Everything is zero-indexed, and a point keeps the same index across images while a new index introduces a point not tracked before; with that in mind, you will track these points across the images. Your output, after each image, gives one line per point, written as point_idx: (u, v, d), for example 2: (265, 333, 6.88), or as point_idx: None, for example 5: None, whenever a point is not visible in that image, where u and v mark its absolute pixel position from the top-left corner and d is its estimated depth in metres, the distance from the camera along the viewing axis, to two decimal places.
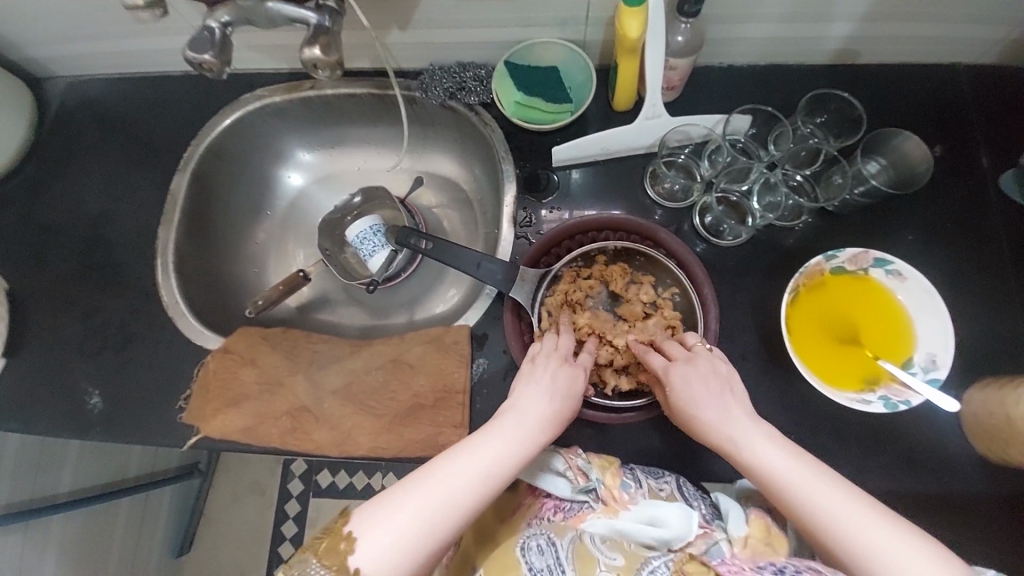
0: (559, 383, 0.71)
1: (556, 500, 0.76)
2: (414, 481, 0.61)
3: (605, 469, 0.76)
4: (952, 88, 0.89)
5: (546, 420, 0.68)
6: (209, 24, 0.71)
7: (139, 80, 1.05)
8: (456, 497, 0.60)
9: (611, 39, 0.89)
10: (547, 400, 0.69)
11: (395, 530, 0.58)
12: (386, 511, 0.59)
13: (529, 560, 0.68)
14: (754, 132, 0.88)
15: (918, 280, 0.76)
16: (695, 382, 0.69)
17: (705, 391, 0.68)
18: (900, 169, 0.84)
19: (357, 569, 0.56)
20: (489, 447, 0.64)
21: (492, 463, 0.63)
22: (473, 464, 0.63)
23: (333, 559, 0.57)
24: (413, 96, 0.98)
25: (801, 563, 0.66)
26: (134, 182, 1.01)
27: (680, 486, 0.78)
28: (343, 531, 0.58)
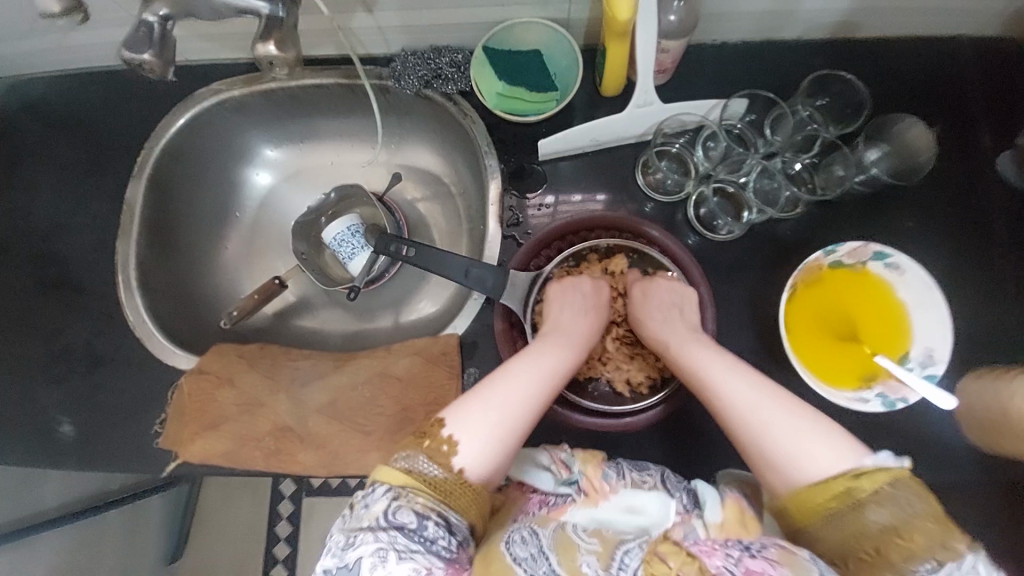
0: (591, 298, 0.79)
1: (541, 495, 0.70)
2: (490, 385, 0.64)
3: (587, 461, 0.72)
4: (957, 62, 0.84)
5: (593, 331, 0.76)
6: (146, 18, 0.61)
7: (81, 76, 0.96)
8: (530, 388, 0.65)
9: (597, 17, 0.82)
10: (586, 312, 0.77)
11: (487, 425, 0.61)
12: (473, 411, 0.62)
13: (512, 550, 0.57)
14: (751, 118, 0.83)
15: (917, 274, 0.73)
16: (652, 296, 0.77)
17: (661, 303, 0.76)
18: (904, 158, 0.80)
19: (462, 469, 0.58)
20: (551, 350, 0.70)
21: (559, 362, 0.69)
22: (543, 364, 0.68)
23: (439, 458, 0.58)
24: (385, 85, 0.90)
25: (769, 541, 0.57)
26: (87, 189, 0.93)
27: (665, 477, 0.73)
28: (442, 434, 0.59)
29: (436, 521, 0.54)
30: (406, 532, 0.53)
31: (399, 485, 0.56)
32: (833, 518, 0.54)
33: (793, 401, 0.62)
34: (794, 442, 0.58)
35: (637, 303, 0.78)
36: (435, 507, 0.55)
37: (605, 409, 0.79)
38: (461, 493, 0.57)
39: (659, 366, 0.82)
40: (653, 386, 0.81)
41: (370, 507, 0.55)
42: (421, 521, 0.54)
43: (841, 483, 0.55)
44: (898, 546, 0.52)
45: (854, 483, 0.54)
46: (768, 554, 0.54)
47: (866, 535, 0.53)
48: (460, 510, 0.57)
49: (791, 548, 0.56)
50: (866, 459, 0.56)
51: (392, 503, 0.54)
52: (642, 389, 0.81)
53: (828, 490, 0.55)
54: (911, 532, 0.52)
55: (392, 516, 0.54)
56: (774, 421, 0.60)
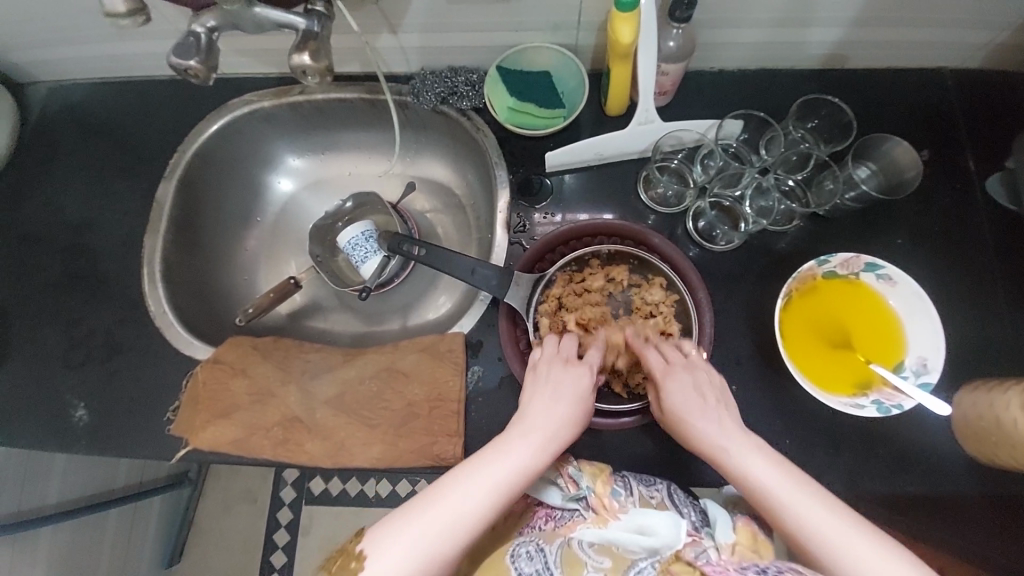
0: (563, 387, 0.70)
1: (547, 508, 0.74)
2: (428, 497, 0.59)
3: (596, 477, 0.75)
4: (940, 92, 0.90)
5: (570, 430, 0.67)
6: (195, 29, 0.68)
7: (124, 85, 1.03)
8: (471, 505, 0.59)
9: (603, 43, 0.89)
10: (558, 402, 0.69)
11: (407, 544, 0.56)
12: (397, 528, 0.57)
13: (518, 566, 0.66)
14: (745, 137, 0.89)
15: (908, 284, 0.76)
16: (689, 394, 0.69)
17: (690, 401, 0.68)
18: (890, 174, 0.85)
19: None
20: (510, 454, 0.63)
21: (515, 471, 0.62)
22: (491, 475, 0.61)
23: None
24: (404, 101, 0.97)
25: (784, 564, 0.59)
26: (120, 188, 0.99)
27: (671, 493, 0.76)
28: (356, 550, 0.56)
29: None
30: None
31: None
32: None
33: (883, 535, 0.56)
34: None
35: (673, 399, 0.69)
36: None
37: (604, 408, 0.82)
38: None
39: None
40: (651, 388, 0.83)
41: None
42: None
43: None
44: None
45: None
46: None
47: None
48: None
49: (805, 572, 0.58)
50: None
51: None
52: (641, 389, 0.83)
53: None
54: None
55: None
56: (855, 563, 0.54)
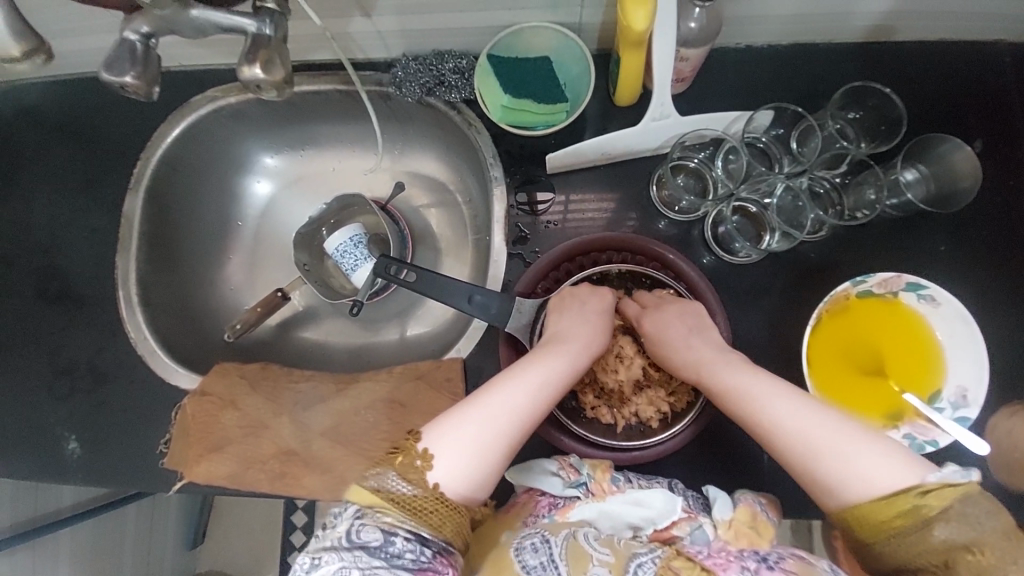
0: (592, 303, 0.73)
1: (549, 497, 0.70)
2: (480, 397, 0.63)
3: (597, 464, 0.71)
4: (1002, 69, 0.77)
5: (602, 342, 0.72)
6: (128, 37, 0.58)
7: (74, 83, 0.92)
8: (518, 402, 0.63)
9: (610, 21, 0.76)
10: (588, 316, 0.73)
11: (466, 437, 0.61)
12: (452, 426, 0.61)
13: (523, 559, 0.61)
14: (778, 132, 0.77)
15: (954, 307, 0.69)
16: (665, 322, 0.72)
17: (675, 330, 0.71)
18: (942, 181, 0.75)
19: (437, 484, 0.58)
20: (549, 359, 0.67)
21: (549, 371, 0.66)
22: (531, 377, 0.65)
23: (411, 475, 0.58)
24: (385, 92, 0.85)
25: (786, 551, 0.62)
26: (84, 202, 0.91)
27: (672, 484, 0.74)
28: (417, 449, 0.59)
29: (404, 536, 0.55)
30: (370, 551, 0.54)
31: (366, 504, 0.56)
32: (899, 535, 0.53)
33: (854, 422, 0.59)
34: (857, 466, 0.55)
35: (655, 330, 0.72)
36: (405, 523, 0.55)
37: (612, 443, 0.75)
38: (437, 510, 0.57)
39: (671, 399, 0.78)
40: (664, 420, 0.77)
41: (336, 527, 0.56)
42: (387, 538, 0.54)
43: (907, 500, 0.53)
44: (970, 561, 0.51)
45: (920, 501, 0.53)
46: (784, 565, 0.59)
47: (932, 550, 0.52)
48: (433, 528, 0.56)
49: (811, 559, 0.61)
50: (932, 475, 0.54)
51: (356, 522, 0.55)
52: (653, 423, 0.77)
53: (892, 514, 0.53)
54: (984, 546, 0.51)
55: (356, 535, 0.55)
56: (837, 452, 0.57)
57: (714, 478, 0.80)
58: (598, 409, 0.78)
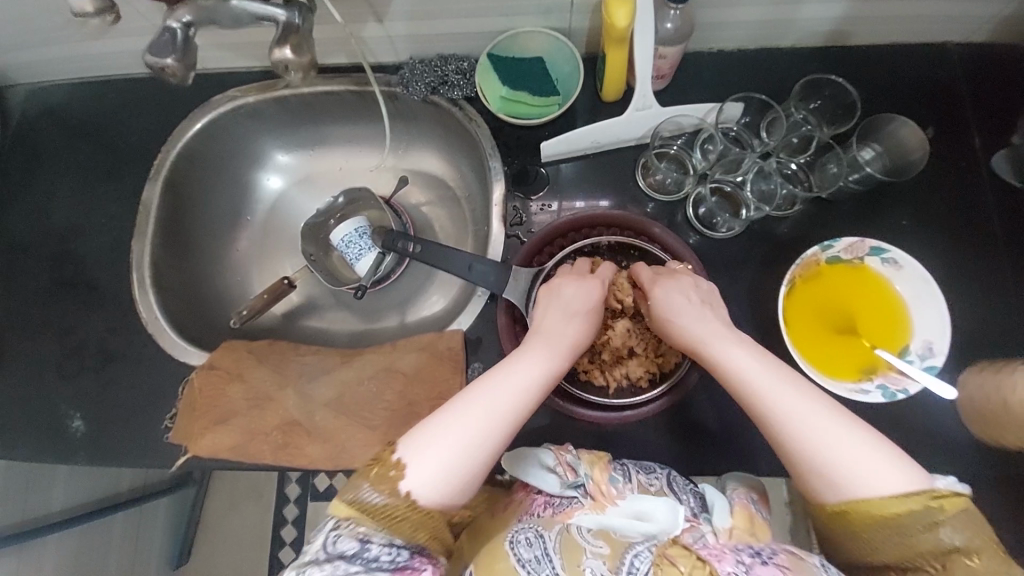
0: (578, 300, 0.70)
1: (545, 496, 0.73)
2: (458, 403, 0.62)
3: (594, 464, 0.74)
4: (943, 68, 0.87)
5: (585, 340, 0.70)
6: (170, 25, 0.65)
7: (102, 84, 0.99)
8: (498, 410, 0.61)
9: (597, 26, 0.86)
10: (573, 314, 0.70)
11: (443, 445, 0.59)
12: (429, 435, 0.60)
13: (518, 553, 0.64)
14: (747, 120, 0.87)
15: (914, 267, 0.75)
16: (672, 296, 0.69)
17: (678, 304, 0.68)
18: (895, 156, 0.83)
19: (409, 492, 0.58)
20: (530, 364, 0.65)
21: (531, 376, 0.64)
22: (512, 380, 0.64)
23: (384, 484, 0.58)
24: (393, 92, 0.93)
25: (778, 547, 0.63)
26: (104, 192, 0.96)
27: (671, 480, 0.76)
28: (391, 460, 0.59)
29: (380, 542, 0.57)
30: (348, 559, 0.55)
31: (343, 517, 0.57)
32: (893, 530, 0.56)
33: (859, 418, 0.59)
34: (871, 464, 0.56)
35: (660, 302, 0.69)
36: (381, 534, 0.57)
37: (605, 402, 0.81)
38: (408, 517, 0.58)
39: (659, 362, 0.82)
40: (651, 380, 0.83)
41: (314, 542, 0.57)
42: (363, 545, 0.56)
43: (921, 502, 0.55)
44: (964, 564, 0.55)
45: (933, 505, 0.55)
46: (778, 560, 0.61)
47: (932, 550, 0.56)
48: (409, 535, 0.58)
49: (802, 554, 0.62)
50: (937, 482, 0.57)
51: (332, 534, 0.57)
52: (642, 383, 0.82)
53: (898, 511, 0.55)
54: (978, 553, 0.55)
55: (333, 546, 0.56)
56: (845, 451, 0.57)
57: (706, 444, 0.83)
58: (591, 372, 0.83)
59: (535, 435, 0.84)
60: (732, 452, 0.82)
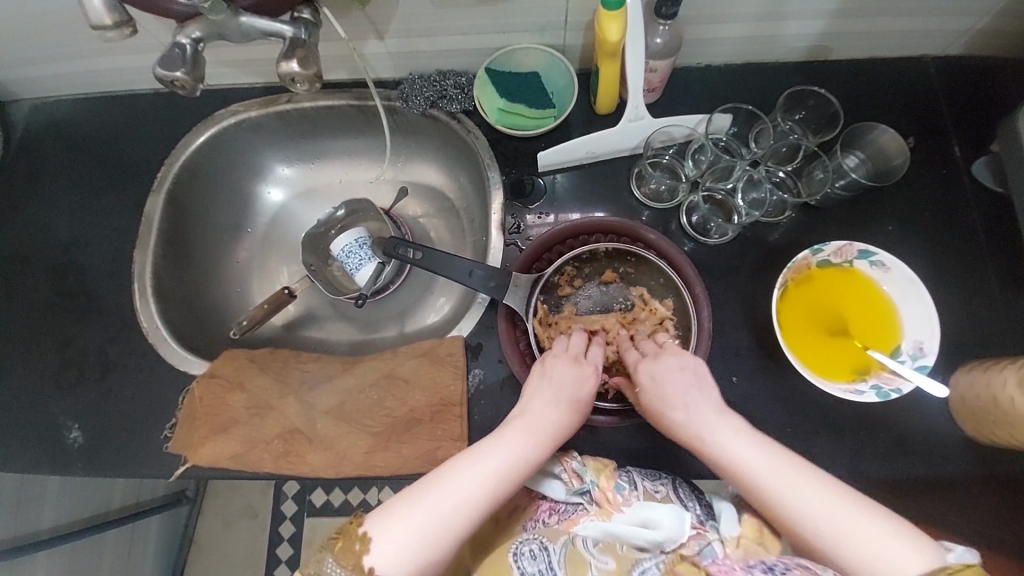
0: (564, 385, 0.72)
1: (550, 502, 0.75)
2: (431, 482, 0.63)
3: (600, 472, 0.74)
4: (920, 81, 0.91)
5: (564, 428, 0.70)
6: (180, 41, 0.67)
7: (107, 100, 1.02)
8: (470, 497, 0.62)
9: (590, 42, 0.90)
10: (560, 402, 0.71)
11: (411, 527, 0.59)
12: (400, 513, 0.60)
13: (523, 565, 0.68)
14: (735, 130, 0.90)
15: (901, 270, 0.77)
16: (665, 379, 0.71)
17: (673, 384, 0.71)
18: (877, 162, 0.87)
19: (372, 568, 0.57)
20: (506, 450, 0.65)
21: (507, 463, 0.64)
22: (489, 466, 0.64)
23: (349, 558, 0.58)
24: (393, 106, 0.96)
25: (791, 561, 0.61)
26: (107, 205, 0.98)
27: (676, 487, 0.76)
28: (357, 532, 0.59)
29: None
30: None
31: None
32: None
33: (856, 496, 0.60)
34: (872, 547, 0.56)
35: (654, 387, 0.72)
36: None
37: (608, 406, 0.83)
38: None
39: None
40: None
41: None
42: None
43: None
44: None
45: None
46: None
47: None
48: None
49: (815, 568, 0.59)
50: (951, 556, 0.55)
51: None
52: None
53: None
54: None
55: None
56: (845, 533, 0.58)
57: None
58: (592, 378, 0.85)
59: None
60: None
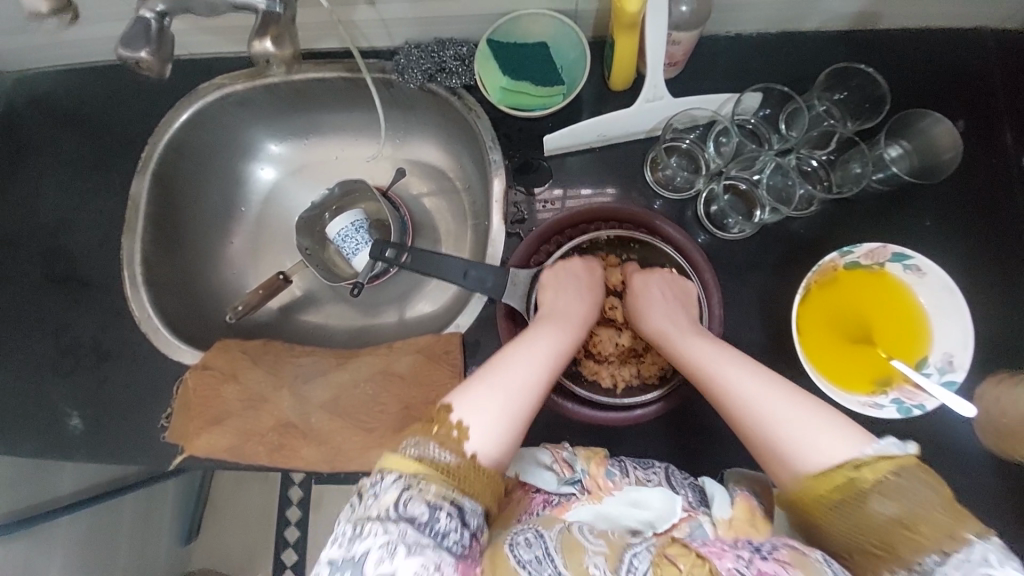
0: (581, 278, 0.76)
1: (543, 494, 0.70)
2: (491, 368, 0.63)
3: (590, 459, 0.72)
4: (981, 55, 0.80)
5: (593, 307, 0.75)
6: (144, 15, 0.60)
7: (86, 70, 0.95)
8: (534, 366, 0.63)
9: (604, 8, 0.80)
10: (581, 291, 0.75)
11: (491, 404, 0.59)
12: (474, 393, 0.60)
13: (517, 553, 0.54)
14: (767, 112, 0.80)
15: (938, 276, 0.71)
16: (649, 287, 0.75)
17: (658, 290, 0.74)
18: (924, 155, 0.77)
19: (474, 453, 0.56)
20: (550, 333, 0.68)
21: (553, 337, 0.67)
22: (542, 346, 0.66)
23: (450, 445, 0.56)
24: (389, 79, 0.88)
25: (780, 542, 0.55)
26: (93, 185, 0.94)
27: (669, 475, 0.73)
28: (452, 421, 0.57)
29: (448, 512, 0.52)
30: (417, 525, 0.50)
31: (410, 474, 0.53)
32: (837, 509, 0.53)
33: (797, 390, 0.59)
34: (801, 432, 0.56)
35: (638, 292, 0.75)
36: (450, 495, 0.53)
37: (614, 403, 0.77)
38: (478, 476, 0.55)
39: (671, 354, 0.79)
40: (663, 377, 0.79)
41: (380, 498, 0.52)
42: (432, 512, 0.51)
43: (843, 475, 0.53)
44: (905, 537, 0.50)
45: (855, 474, 0.52)
46: (778, 555, 0.52)
47: (871, 527, 0.51)
48: (475, 495, 0.54)
49: (804, 550, 0.54)
50: (869, 448, 0.53)
51: (403, 494, 0.51)
52: (655, 380, 0.79)
53: (834, 484, 0.53)
54: (919, 523, 0.50)
55: (403, 508, 0.51)
56: (783, 417, 0.57)
57: (709, 451, 0.81)
58: (599, 373, 0.80)
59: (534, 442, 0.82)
60: (736, 461, 0.80)
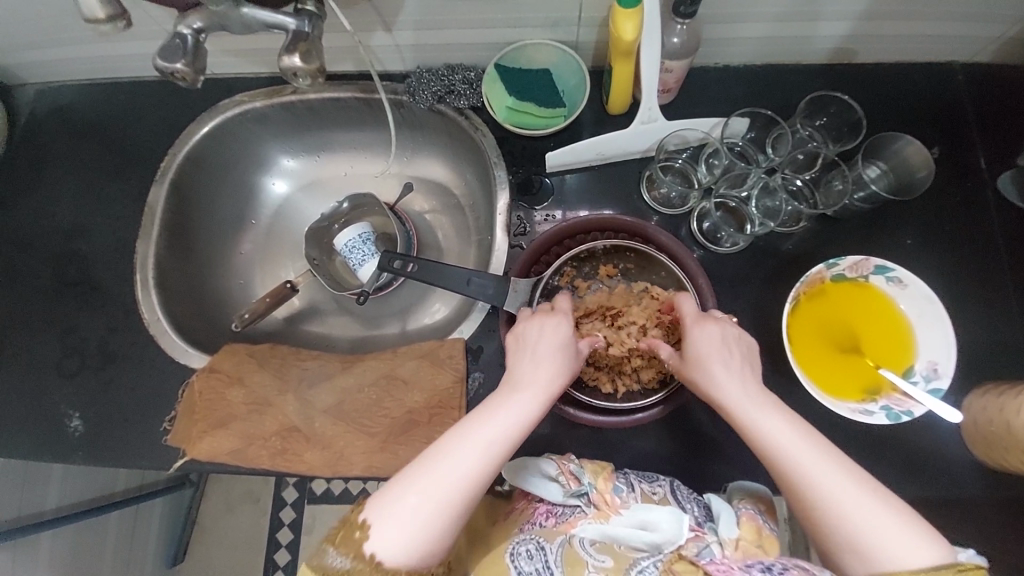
0: (549, 342, 0.67)
1: (547, 505, 0.72)
2: (422, 465, 0.59)
3: (597, 473, 0.72)
4: (949, 88, 0.87)
5: (551, 387, 0.64)
6: (181, 31, 0.66)
7: (112, 86, 1.01)
8: (462, 472, 0.58)
9: (603, 40, 0.87)
10: (544, 357, 0.66)
11: (410, 511, 0.57)
12: (395, 496, 0.57)
13: (518, 564, 0.63)
14: (751, 135, 0.87)
15: (918, 287, 0.75)
16: (709, 344, 0.65)
17: (711, 351, 0.65)
18: (900, 175, 0.83)
19: (373, 554, 0.56)
20: (489, 420, 0.60)
21: (498, 432, 0.60)
22: (477, 441, 0.59)
23: (351, 547, 0.57)
24: (400, 99, 0.94)
25: (788, 562, 0.58)
26: (110, 194, 0.97)
27: (674, 489, 0.74)
28: (357, 520, 0.57)
29: None
30: None
31: None
32: None
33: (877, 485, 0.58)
34: (880, 535, 0.54)
35: (697, 346, 0.66)
36: None
37: (613, 407, 0.79)
38: None
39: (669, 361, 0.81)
40: (662, 381, 0.81)
41: None
42: None
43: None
44: None
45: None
46: None
47: None
48: None
49: (812, 570, 0.57)
50: (960, 554, 0.54)
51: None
52: (653, 385, 0.81)
53: None
54: None
55: None
56: (858, 516, 0.55)
57: (707, 458, 0.82)
58: (600, 380, 0.81)
59: (534, 449, 0.83)
60: (732, 470, 0.81)
